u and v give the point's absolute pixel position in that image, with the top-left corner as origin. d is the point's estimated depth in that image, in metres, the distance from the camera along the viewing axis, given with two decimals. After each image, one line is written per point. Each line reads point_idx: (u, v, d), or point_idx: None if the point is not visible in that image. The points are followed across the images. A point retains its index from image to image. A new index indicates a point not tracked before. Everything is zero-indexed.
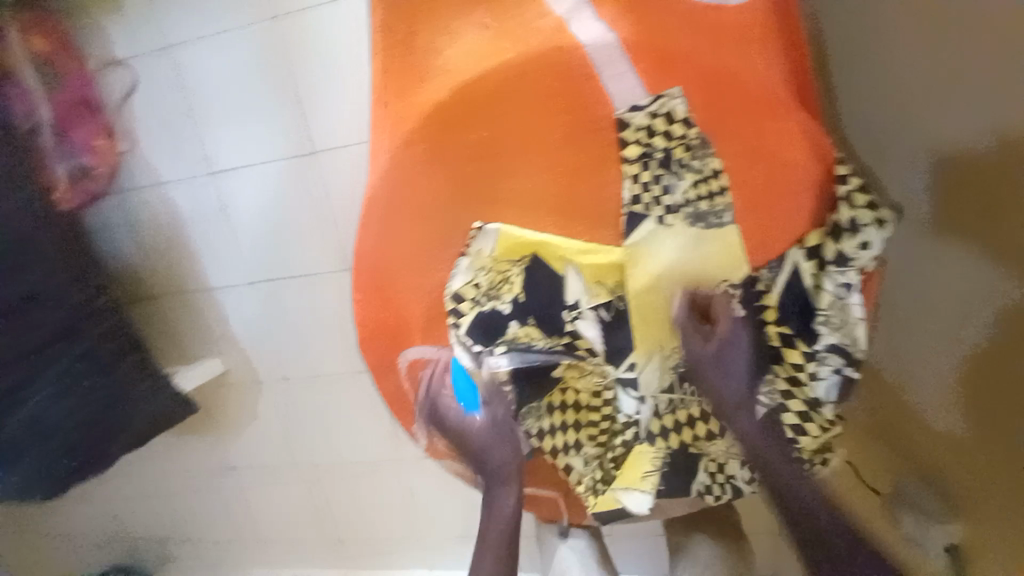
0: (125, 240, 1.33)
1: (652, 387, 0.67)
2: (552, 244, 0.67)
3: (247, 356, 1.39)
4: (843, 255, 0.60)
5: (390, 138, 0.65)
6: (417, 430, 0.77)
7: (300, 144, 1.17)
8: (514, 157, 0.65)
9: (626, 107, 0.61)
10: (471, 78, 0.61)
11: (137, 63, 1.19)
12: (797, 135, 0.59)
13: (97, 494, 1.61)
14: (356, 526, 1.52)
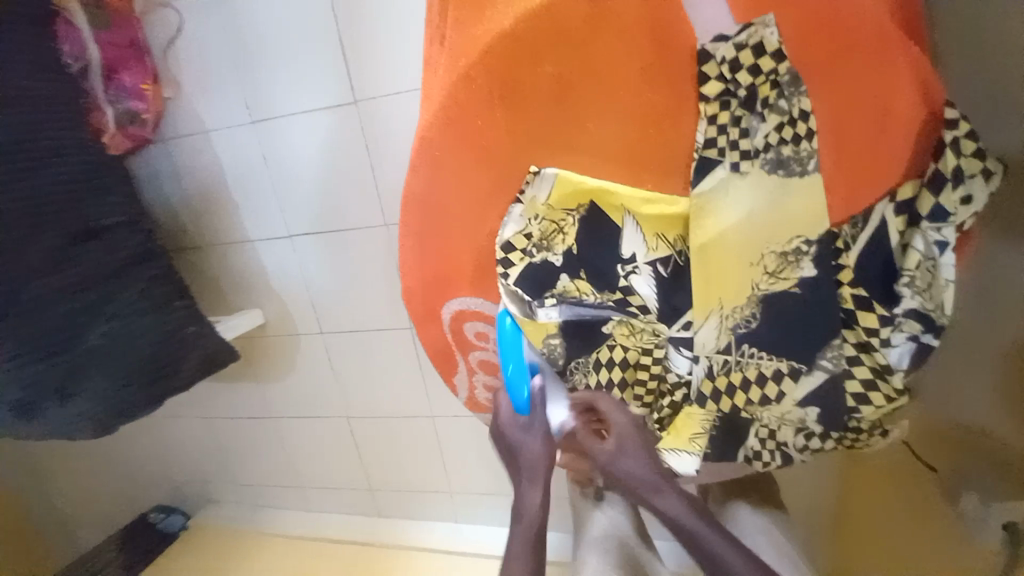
0: (174, 190, 1.37)
1: (708, 347, 0.64)
2: (613, 193, 0.62)
3: (287, 308, 1.42)
4: (940, 210, 0.54)
5: (447, 73, 0.62)
6: (460, 380, 0.79)
7: (341, 92, 1.15)
8: (577, 95, 0.59)
9: (710, 37, 0.55)
10: (538, 5, 0.57)
11: (182, 5, 1.17)
12: (906, 73, 0.51)
13: (154, 430, 1.73)
14: (388, 477, 1.58)
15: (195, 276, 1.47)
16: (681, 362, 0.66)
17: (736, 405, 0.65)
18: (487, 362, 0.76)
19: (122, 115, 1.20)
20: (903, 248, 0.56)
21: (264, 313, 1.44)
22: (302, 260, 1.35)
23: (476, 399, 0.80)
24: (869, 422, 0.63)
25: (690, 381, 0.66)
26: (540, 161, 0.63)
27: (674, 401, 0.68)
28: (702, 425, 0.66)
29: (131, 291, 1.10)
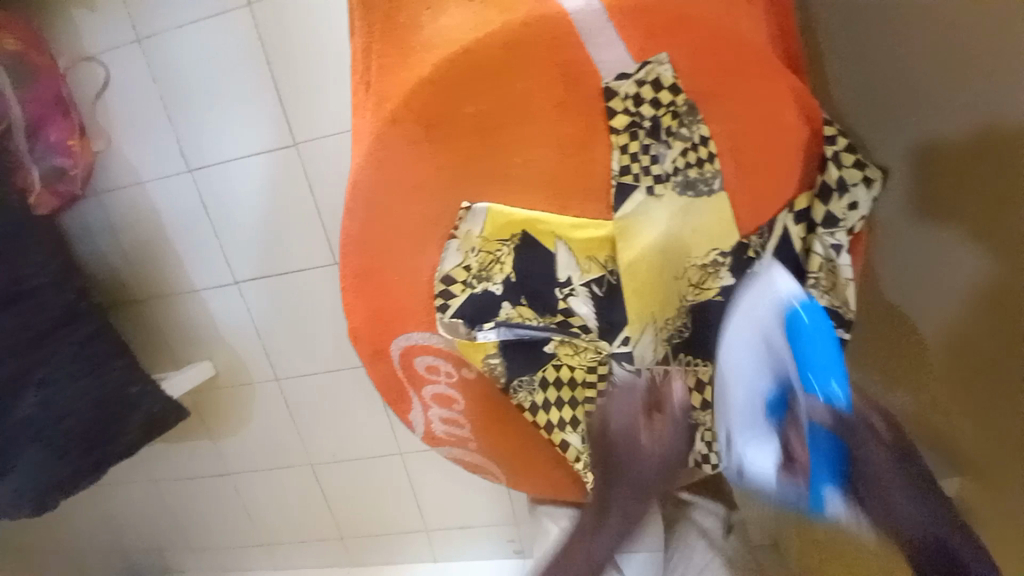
0: (110, 244, 1.32)
1: (647, 360, 0.67)
2: (541, 220, 0.64)
3: (240, 356, 1.38)
4: (831, 217, 0.61)
5: (376, 119, 0.64)
6: (415, 417, 0.78)
7: (281, 135, 1.15)
8: (501, 132, 0.62)
9: (612, 76, 0.59)
10: (456, 52, 0.59)
11: (109, 60, 1.15)
12: (788, 97, 0.57)
13: (98, 500, 1.61)
14: (358, 522, 1.53)
15: (138, 331, 1.40)
16: (623, 375, 0.66)
17: None
18: (442, 395, 0.76)
19: (49, 173, 1.14)
20: (806, 252, 0.62)
21: (215, 364, 1.39)
22: (251, 305, 1.32)
23: (433, 433, 0.79)
24: None
25: None
26: (470, 196, 0.65)
27: None
28: None
29: (62, 353, 1.02)
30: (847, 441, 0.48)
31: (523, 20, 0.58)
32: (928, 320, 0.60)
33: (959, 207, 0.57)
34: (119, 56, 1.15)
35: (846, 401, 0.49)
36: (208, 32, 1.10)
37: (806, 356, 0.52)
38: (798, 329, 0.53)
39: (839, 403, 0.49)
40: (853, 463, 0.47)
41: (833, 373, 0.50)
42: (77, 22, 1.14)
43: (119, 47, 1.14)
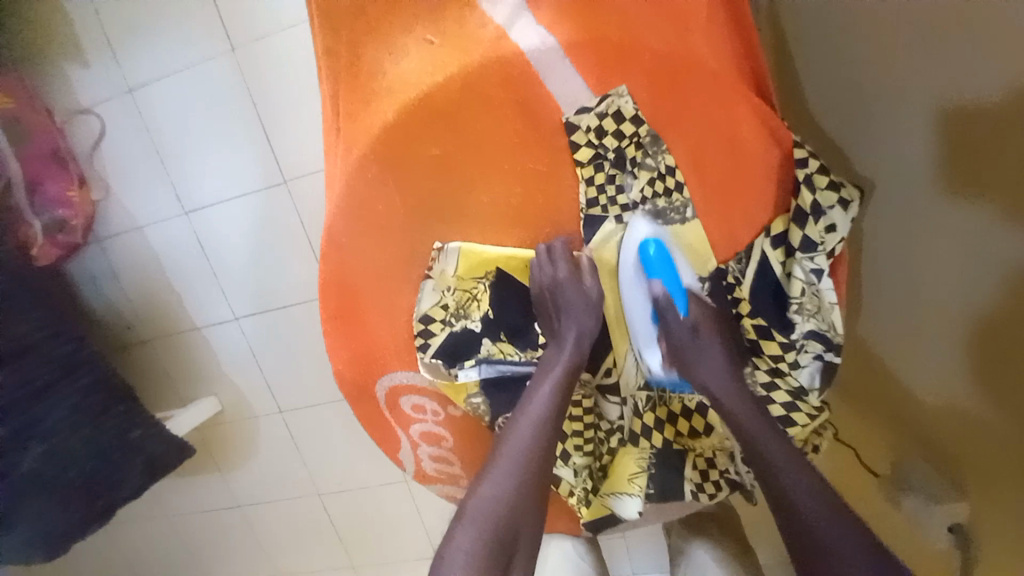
0: (112, 287, 1.35)
1: (631, 385, 0.68)
2: (516, 257, 0.65)
3: (242, 391, 1.39)
4: (808, 241, 0.58)
5: (343, 166, 0.63)
6: (404, 456, 0.77)
7: (268, 172, 1.16)
8: (471, 173, 0.63)
9: (572, 110, 0.59)
10: (416, 96, 0.60)
11: (103, 111, 1.19)
12: (750, 122, 0.58)
13: (113, 540, 1.63)
14: (367, 551, 1.52)
15: (144, 370, 1.43)
16: (612, 408, 0.68)
17: (666, 438, 0.68)
18: (429, 433, 0.75)
19: (50, 225, 1.17)
20: (786, 276, 0.61)
21: (220, 399, 1.40)
22: (250, 341, 1.33)
23: (423, 471, 0.78)
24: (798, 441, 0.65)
25: (623, 425, 0.69)
26: (444, 236, 0.66)
27: (612, 447, 0.70)
28: (639, 463, 0.68)
29: (63, 405, 1.02)
30: (682, 331, 0.63)
31: (479, 59, 0.58)
32: (963, 303, 0.69)
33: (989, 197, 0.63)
34: (113, 107, 1.18)
35: (686, 305, 0.64)
36: (195, 78, 1.12)
37: (664, 277, 0.63)
38: (659, 259, 0.62)
39: (681, 309, 0.64)
40: (677, 337, 0.63)
41: (679, 285, 0.63)
42: (70, 77, 1.18)
43: (111, 98, 1.18)
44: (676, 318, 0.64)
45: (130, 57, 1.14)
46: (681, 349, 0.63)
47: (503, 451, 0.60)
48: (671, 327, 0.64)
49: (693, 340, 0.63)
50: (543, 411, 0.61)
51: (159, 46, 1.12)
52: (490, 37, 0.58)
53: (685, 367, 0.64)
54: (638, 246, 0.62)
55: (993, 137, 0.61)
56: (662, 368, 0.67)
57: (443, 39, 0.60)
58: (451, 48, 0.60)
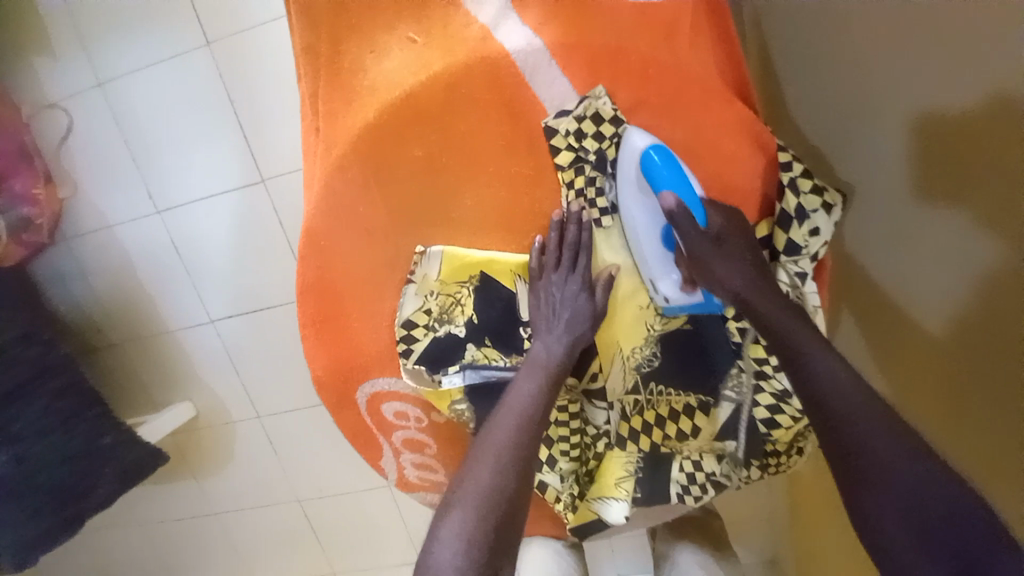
0: (81, 289, 1.29)
1: (618, 391, 0.67)
2: (500, 261, 0.64)
3: (219, 396, 1.35)
4: (793, 245, 0.58)
5: (322, 166, 0.62)
6: (386, 462, 0.76)
7: (247, 171, 1.12)
8: (454, 174, 0.61)
9: (552, 114, 0.58)
10: (398, 97, 0.59)
11: (71, 106, 1.14)
12: (734, 127, 0.58)
13: (84, 551, 1.57)
14: (349, 557, 1.49)
15: (115, 374, 1.38)
16: (599, 412, 0.68)
17: (653, 442, 0.68)
18: (412, 440, 0.74)
19: (15, 224, 1.12)
20: None
21: (195, 404, 1.36)
22: (227, 343, 1.29)
23: (406, 479, 0.77)
24: (783, 443, 0.65)
25: (609, 429, 0.68)
26: (425, 240, 0.64)
27: (598, 451, 0.69)
28: (626, 468, 0.68)
29: (31, 409, 0.98)
30: (703, 242, 0.56)
31: (463, 60, 0.57)
32: (931, 314, 0.60)
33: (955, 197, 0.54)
34: (81, 101, 1.13)
35: (703, 215, 0.57)
36: (170, 73, 1.08)
37: (675, 186, 0.56)
38: (666, 168, 0.56)
39: (698, 217, 0.57)
40: (695, 249, 0.56)
41: (691, 191, 0.57)
42: (37, 70, 1.13)
43: (81, 92, 1.13)
44: (694, 227, 0.56)
45: (101, 49, 1.10)
46: (705, 259, 0.56)
47: (490, 437, 0.56)
48: (688, 236, 0.56)
49: (718, 250, 0.56)
50: (530, 397, 0.58)
51: (132, 38, 1.08)
52: (476, 37, 0.57)
53: (709, 280, 0.58)
54: (639, 155, 0.57)
55: (973, 133, 0.51)
56: (680, 292, 0.62)
57: (427, 38, 0.59)
58: (435, 46, 0.59)
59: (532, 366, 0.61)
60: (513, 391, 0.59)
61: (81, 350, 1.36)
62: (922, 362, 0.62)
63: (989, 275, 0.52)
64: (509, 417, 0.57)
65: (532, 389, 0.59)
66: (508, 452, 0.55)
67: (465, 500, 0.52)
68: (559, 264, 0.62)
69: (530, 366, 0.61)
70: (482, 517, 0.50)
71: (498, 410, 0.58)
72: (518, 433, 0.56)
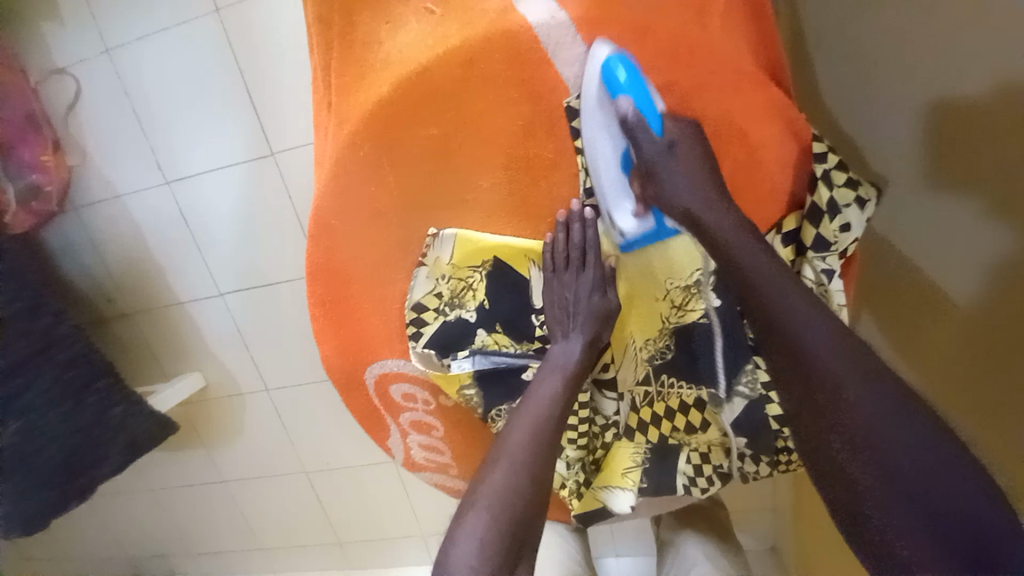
0: (91, 258, 1.30)
1: (629, 382, 0.66)
2: (514, 246, 0.62)
3: (227, 369, 1.36)
4: (822, 241, 0.56)
5: (333, 143, 0.60)
6: (393, 443, 0.76)
7: (255, 145, 1.10)
8: (469, 155, 0.59)
9: (575, 93, 0.55)
10: (414, 72, 0.56)
11: (78, 71, 1.12)
12: (766, 112, 0.55)
13: (98, 512, 1.62)
14: (354, 529, 1.53)
15: (126, 344, 1.39)
16: (608, 404, 0.67)
17: (662, 434, 0.67)
18: (419, 422, 0.74)
19: (24, 191, 1.12)
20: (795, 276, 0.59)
21: (204, 375, 1.38)
22: (235, 317, 1.29)
23: (413, 460, 0.77)
24: (795, 440, 0.64)
25: (618, 420, 0.68)
26: (439, 223, 0.63)
27: (607, 441, 0.69)
28: (633, 458, 0.67)
29: (43, 378, 0.99)
30: (656, 151, 0.53)
31: (483, 34, 0.54)
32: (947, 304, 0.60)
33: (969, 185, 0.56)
34: (89, 67, 1.11)
35: (660, 125, 0.54)
36: (177, 40, 1.05)
37: (635, 95, 0.52)
38: (629, 82, 0.52)
39: (654, 130, 0.54)
40: (650, 157, 0.54)
41: (651, 105, 0.53)
42: (43, 34, 1.10)
43: (88, 58, 1.10)
44: (649, 138, 0.53)
45: (107, 13, 1.06)
46: (654, 167, 0.54)
47: (510, 438, 0.56)
48: (642, 146, 0.54)
49: (671, 159, 0.53)
50: (549, 401, 0.58)
51: (138, 2, 1.04)
52: (496, 9, 0.54)
53: (658, 196, 0.55)
54: (602, 65, 0.52)
55: (994, 119, 0.52)
56: (635, 216, 0.59)
57: (444, 9, 0.56)
58: (452, 18, 0.56)
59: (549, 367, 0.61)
60: (534, 393, 0.60)
61: (93, 319, 1.37)
62: (936, 356, 0.62)
63: (1004, 261, 0.52)
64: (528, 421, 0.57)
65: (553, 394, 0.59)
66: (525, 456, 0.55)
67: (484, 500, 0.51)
68: (569, 264, 0.61)
69: (548, 368, 0.61)
70: (498, 519, 0.50)
71: (520, 411, 0.59)
72: (536, 437, 0.56)
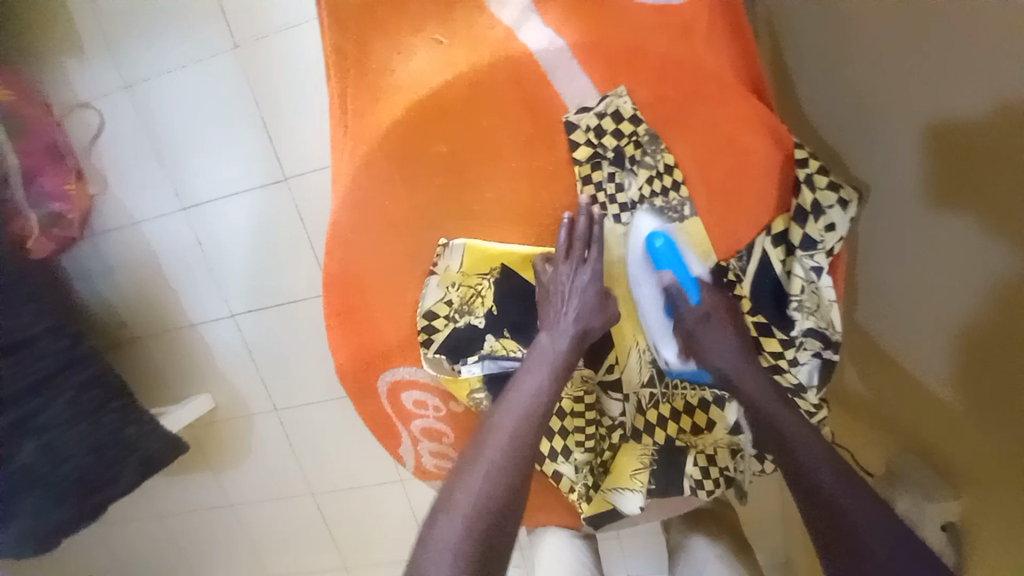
0: (106, 283, 1.33)
1: (634, 382, 0.69)
2: (518, 254, 0.66)
3: (236, 389, 1.38)
4: (808, 239, 0.60)
5: (350, 161, 0.64)
6: (405, 451, 0.78)
7: (270, 170, 1.16)
8: (479, 170, 0.64)
9: (574, 109, 0.61)
10: (426, 94, 0.61)
11: (102, 105, 1.18)
12: (749, 121, 0.60)
13: (102, 540, 1.60)
14: (360, 552, 1.51)
15: (137, 367, 1.41)
16: (614, 404, 0.69)
17: (668, 435, 0.69)
18: (430, 429, 0.75)
19: (46, 219, 1.15)
20: (786, 275, 0.63)
21: (214, 397, 1.39)
22: (246, 337, 1.32)
23: (424, 467, 0.78)
24: None
25: (624, 420, 0.70)
26: (448, 233, 0.67)
27: (613, 442, 0.70)
28: (641, 460, 0.69)
29: (61, 398, 1.00)
30: (693, 317, 0.63)
31: (489, 61, 0.60)
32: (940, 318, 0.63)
33: (965, 208, 0.57)
34: (112, 102, 1.18)
35: (697, 294, 0.64)
36: (197, 75, 1.12)
37: (675, 269, 0.63)
38: (665, 251, 0.63)
39: (691, 296, 0.64)
40: (687, 322, 0.64)
41: (691, 275, 0.64)
42: (69, 70, 1.17)
43: (112, 93, 1.17)
44: (687, 304, 0.64)
45: (132, 50, 1.14)
46: (693, 335, 0.64)
47: (488, 442, 0.59)
48: (680, 311, 0.64)
49: (704, 326, 0.63)
50: (522, 411, 0.60)
51: (162, 40, 1.11)
52: (500, 38, 0.60)
53: (697, 355, 0.64)
54: (645, 240, 0.63)
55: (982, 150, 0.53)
56: (678, 360, 0.68)
57: (451, 39, 0.61)
58: (461, 47, 0.61)
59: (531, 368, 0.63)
60: (516, 392, 0.62)
61: (106, 343, 1.40)
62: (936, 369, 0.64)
63: (994, 283, 0.54)
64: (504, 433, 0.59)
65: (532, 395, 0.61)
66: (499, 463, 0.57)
67: (460, 502, 0.55)
68: (570, 254, 0.62)
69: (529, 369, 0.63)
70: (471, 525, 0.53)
71: (499, 412, 0.61)
72: (511, 448, 0.58)
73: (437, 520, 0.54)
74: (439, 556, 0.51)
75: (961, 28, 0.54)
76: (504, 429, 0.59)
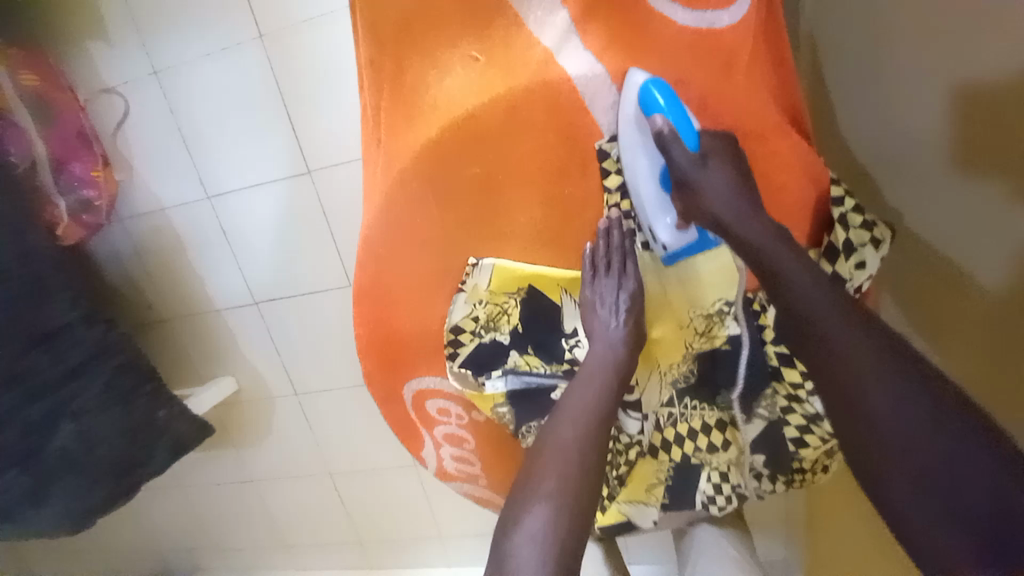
0: (133, 266, 1.37)
1: (653, 403, 0.70)
2: (547, 275, 0.67)
3: (258, 374, 1.42)
4: (838, 277, 0.60)
5: (384, 178, 0.66)
6: (426, 453, 0.81)
7: (295, 163, 1.16)
8: (511, 190, 0.64)
9: (607, 137, 0.60)
10: (464, 115, 0.61)
11: (128, 91, 1.18)
12: (788, 154, 0.60)
13: (134, 508, 1.70)
14: (375, 529, 1.57)
15: (164, 349, 1.46)
16: (631, 423, 0.71)
17: (685, 453, 0.71)
18: (452, 435, 0.78)
19: (75, 205, 1.18)
20: None
21: (236, 379, 1.44)
22: (267, 323, 1.35)
23: (445, 469, 0.82)
24: (810, 461, 0.68)
25: (642, 439, 0.72)
26: (478, 253, 0.68)
27: (630, 458, 0.73)
28: (656, 475, 0.72)
29: (94, 385, 1.04)
30: (692, 163, 0.56)
31: (525, 84, 0.59)
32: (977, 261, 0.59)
33: (1003, 174, 0.53)
34: (138, 85, 1.17)
35: (696, 142, 0.57)
36: (222, 64, 1.11)
37: (670, 115, 0.56)
38: (665, 101, 0.56)
39: (690, 145, 0.56)
40: (682, 170, 0.56)
41: (686, 122, 0.56)
42: (94, 55, 1.17)
43: (136, 78, 1.17)
44: (683, 150, 0.56)
45: (157, 37, 1.13)
46: (689, 182, 0.57)
47: (561, 435, 0.61)
48: (675, 158, 0.56)
49: (703, 172, 0.56)
50: (594, 402, 0.62)
51: (187, 27, 1.10)
52: (538, 60, 0.59)
53: (695, 210, 0.58)
54: (639, 89, 0.56)
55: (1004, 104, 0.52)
56: (680, 229, 0.62)
57: (488, 58, 0.60)
58: (497, 68, 0.60)
59: (608, 361, 0.64)
60: (582, 388, 0.63)
61: (138, 324, 1.45)
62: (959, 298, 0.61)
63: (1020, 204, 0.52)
64: (576, 423, 0.61)
65: (602, 387, 0.63)
66: (576, 454, 0.60)
67: (544, 494, 0.57)
68: (609, 269, 0.64)
69: (589, 369, 0.64)
70: (557, 513, 0.56)
71: (567, 404, 0.63)
72: (583, 434, 0.61)
73: (523, 513, 0.57)
74: (532, 544, 0.54)
75: (983, 76, 0.54)
76: (575, 417, 0.62)
